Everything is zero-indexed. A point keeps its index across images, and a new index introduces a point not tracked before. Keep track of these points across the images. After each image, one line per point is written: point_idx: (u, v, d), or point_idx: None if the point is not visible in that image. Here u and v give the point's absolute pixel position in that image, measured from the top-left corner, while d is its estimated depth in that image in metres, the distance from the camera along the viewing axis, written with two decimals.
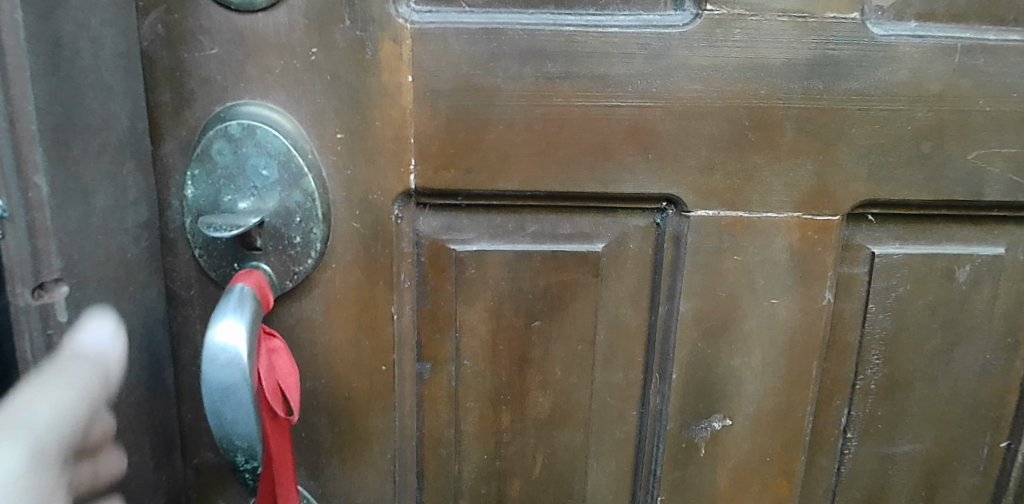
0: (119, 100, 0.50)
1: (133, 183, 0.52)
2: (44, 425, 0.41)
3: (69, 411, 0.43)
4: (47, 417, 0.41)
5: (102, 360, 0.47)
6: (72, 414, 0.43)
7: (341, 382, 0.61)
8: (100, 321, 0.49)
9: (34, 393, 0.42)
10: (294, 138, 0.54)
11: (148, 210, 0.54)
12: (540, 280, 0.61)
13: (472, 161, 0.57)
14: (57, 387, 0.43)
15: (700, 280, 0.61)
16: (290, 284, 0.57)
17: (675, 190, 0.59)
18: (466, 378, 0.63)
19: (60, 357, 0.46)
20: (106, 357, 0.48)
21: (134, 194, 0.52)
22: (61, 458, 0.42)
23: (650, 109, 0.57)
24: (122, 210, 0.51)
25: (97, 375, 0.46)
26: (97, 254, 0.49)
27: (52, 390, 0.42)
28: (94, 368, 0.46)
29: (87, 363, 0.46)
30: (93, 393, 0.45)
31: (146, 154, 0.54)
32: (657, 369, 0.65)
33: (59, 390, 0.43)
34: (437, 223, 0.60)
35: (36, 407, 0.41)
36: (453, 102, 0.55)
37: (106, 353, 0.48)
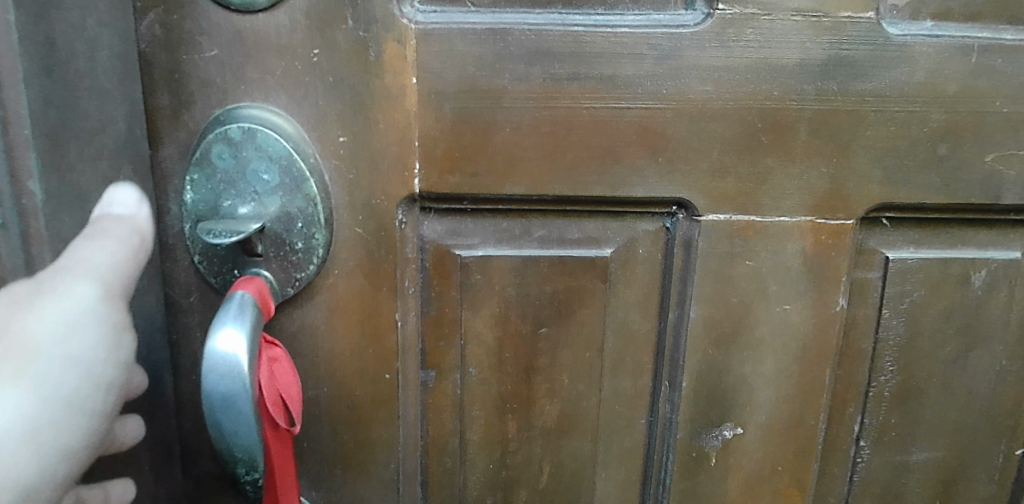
0: (115, 104, 0.49)
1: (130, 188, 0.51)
2: (86, 315, 0.42)
3: (107, 292, 0.44)
4: (90, 305, 0.43)
5: (133, 221, 0.47)
6: (113, 292, 0.44)
7: (344, 391, 0.60)
8: (126, 189, 0.48)
9: (75, 282, 0.42)
10: (295, 141, 0.53)
11: None
12: (547, 285, 0.60)
13: (478, 165, 0.55)
14: (92, 270, 0.43)
15: (711, 286, 0.60)
16: (291, 291, 0.55)
17: (686, 194, 0.57)
18: (472, 385, 0.62)
19: (95, 225, 0.46)
20: (134, 215, 0.47)
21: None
22: (110, 335, 0.44)
23: (660, 111, 0.55)
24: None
25: (127, 248, 0.45)
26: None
27: (87, 278, 0.43)
28: (128, 238, 0.46)
29: (117, 232, 0.46)
30: (125, 271, 0.45)
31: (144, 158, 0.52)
32: (666, 377, 0.63)
33: (93, 277, 0.43)
34: (441, 227, 0.58)
35: (78, 298, 0.42)
36: (458, 104, 0.54)
37: (136, 208, 0.48)
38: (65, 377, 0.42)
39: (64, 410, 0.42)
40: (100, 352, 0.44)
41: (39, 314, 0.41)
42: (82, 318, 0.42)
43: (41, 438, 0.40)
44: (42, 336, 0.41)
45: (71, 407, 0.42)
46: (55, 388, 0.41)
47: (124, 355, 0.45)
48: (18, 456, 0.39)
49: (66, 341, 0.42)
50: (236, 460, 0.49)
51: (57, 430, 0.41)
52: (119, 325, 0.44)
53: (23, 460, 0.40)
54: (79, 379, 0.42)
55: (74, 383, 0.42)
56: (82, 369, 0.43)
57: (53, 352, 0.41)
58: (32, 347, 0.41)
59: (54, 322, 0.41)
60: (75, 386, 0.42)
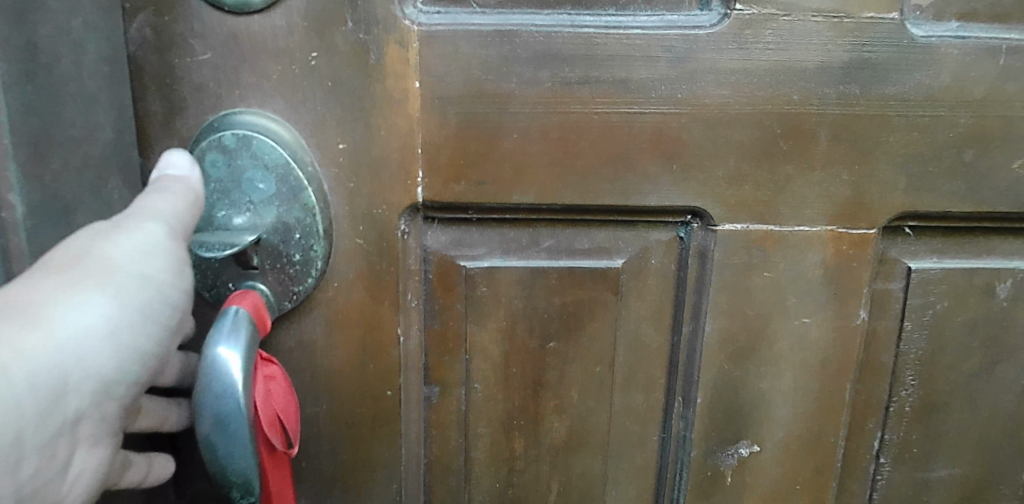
0: (102, 111, 0.47)
1: (119, 199, 0.49)
2: (158, 246, 0.44)
3: (173, 231, 0.45)
4: (161, 239, 0.44)
5: (189, 181, 0.48)
6: (178, 233, 0.46)
7: (344, 408, 0.57)
8: (179, 154, 0.49)
9: (145, 220, 0.44)
10: (292, 148, 0.50)
11: None
12: (556, 298, 0.57)
13: (484, 172, 0.53)
14: (157, 212, 0.45)
15: (728, 298, 0.57)
16: (288, 304, 0.53)
17: (701, 202, 0.55)
18: (477, 402, 0.60)
19: (156, 184, 0.47)
20: (190, 176, 0.49)
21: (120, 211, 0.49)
22: (180, 265, 0.45)
23: (675, 116, 0.53)
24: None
25: (186, 201, 0.47)
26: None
27: (154, 219, 0.45)
28: (185, 194, 0.47)
29: (177, 188, 0.47)
30: (187, 218, 0.47)
31: (134, 167, 0.50)
32: (680, 392, 0.61)
33: (158, 218, 0.45)
34: (446, 237, 0.56)
35: (149, 232, 0.44)
36: (463, 109, 0.51)
37: (191, 171, 0.49)
38: (141, 296, 0.43)
39: (140, 323, 0.43)
40: (174, 278, 0.45)
41: (116, 240, 0.43)
42: (154, 248, 0.44)
43: (117, 345, 0.42)
44: (120, 260, 0.42)
45: (144, 321, 0.44)
46: (132, 302, 0.43)
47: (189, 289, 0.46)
48: (102, 354, 0.41)
49: (141, 264, 0.43)
50: (230, 484, 0.46)
51: (133, 337, 0.43)
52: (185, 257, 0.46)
53: (104, 358, 0.41)
54: (154, 299, 0.44)
55: (147, 302, 0.44)
56: (155, 291, 0.44)
57: (131, 273, 0.43)
58: (112, 266, 0.42)
59: (130, 248, 0.43)
60: (148, 307, 0.44)
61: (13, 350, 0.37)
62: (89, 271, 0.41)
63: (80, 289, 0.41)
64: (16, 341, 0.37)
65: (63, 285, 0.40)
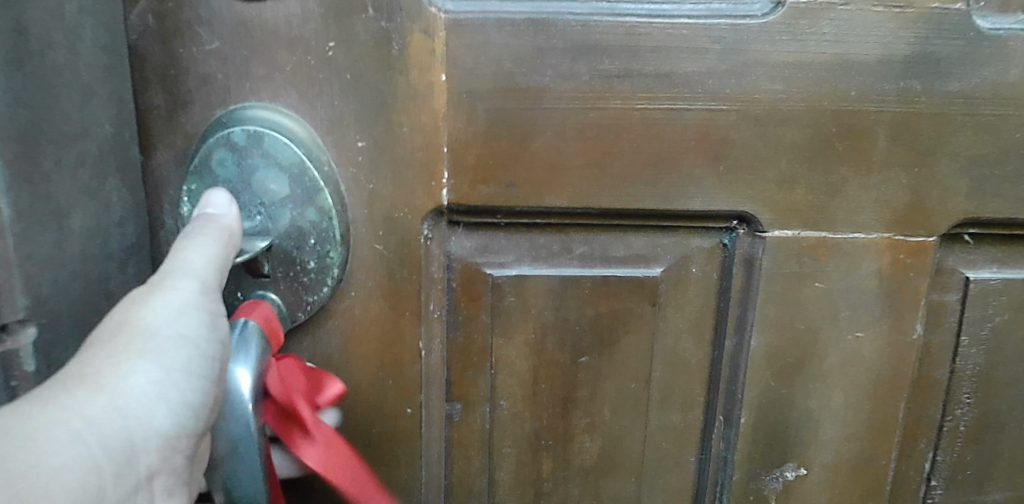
0: (99, 105, 0.43)
1: (118, 201, 0.45)
2: (192, 301, 0.40)
3: (207, 283, 0.41)
4: (194, 294, 0.40)
5: (224, 224, 0.43)
6: (213, 285, 0.41)
7: (361, 427, 0.53)
8: (218, 193, 0.45)
9: (178, 276, 0.40)
10: (308, 146, 0.46)
11: (136, 229, 0.47)
12: (589, 309, 0.53)
13: (515, 174, 0.48)
14: (191, 264, 0.41)
15: (775, 311, 0.53)
16: (302, 316, 0.49)
17: (749, 207, 0.51)
18: (503, 420, 0.55)
19: (189, 230, 0.42)
20: (226, 216, 0.44)
21: (119, 214, 0.45)
22: (217, 318, 0.41)
23: (722, 113, 0.48)
24: (107, 234, 0.44)
25: (221, 246, 0.42)
26: (75, 287, 0.41)
27: (188, 273, 0.40)
28: (215, 235, 0.42)
29: (211, 229, 0.42)
30: (222, 266, 0.42)
31: (134, 166, 0.46)
32: (721, 411, 0.56)
33: (192, 271, 0.41)
34: (471, 243, 0.52)
35: (182, 289, 0.40)
36: (492, 105, 0.47)
37: (228, 211, 0.44)
38: (186, 356, 0.39)
39: (191, 383, 0.39)
40: (215, 331, 0.41)
41: (149, 304, 0.39)
42: (190, 303, 0.40)
43: (171, 409, 0.38)
44: (156, 323, 0.38)
45: (196, 381, 0.39)
46: (178, 364, 0.39)
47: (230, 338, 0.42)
48: (154, 420, 0.37)
49: (180, 322, 0.39)
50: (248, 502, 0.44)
51: (186, 399, 0.39)
52: (220, 309, 0.41)
53: (157, 425, 0.37)
54: (199, 358, 0.40)
55: (194, 361, 0.39)
56: (200, 348, 0.40)
57: (170, 335, 0.39)
58: (148, 331, 0.38)
59: (166, 308, 0.39)
60: (198, 367, 0.39)
61: (72, 421, 0.34)
62: (122, 342, 0.37)
63: (120, 360, 0.37)
64: (70, 414, 0.34)
65: (101, 360, 0.36)
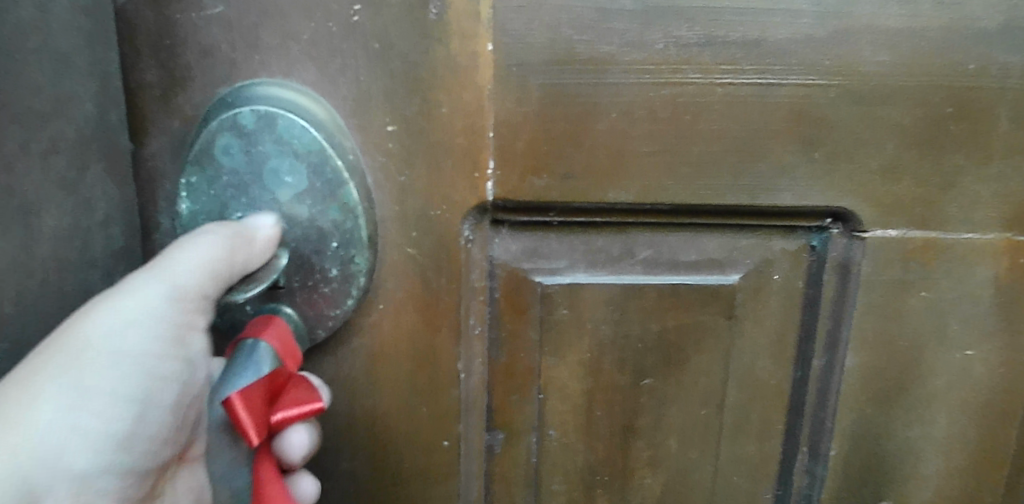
0: (78, 79, 0.35)
1: (103, 196, 0.37)
2: (154, 315, 0.37)
3: (185, 294, 0.37)
4: (160, 307, 0.37)
5: (247, 231, 0.37)
6: (193, 295, 0.37)
7: (388, 462, 0.45)
8: (263, 215, 0.39)
9: (149, 280, 0.36)
10: (329, 130, 0.39)
11: (125, 230, 0.39)
12: (655, 323, 0.45)
13: (573, 162, 0.41)
14: (170, 269, 0.36)
15: (874, 325, 0.45)
16: (322, 334, 0.42)
17: (847, 202, 0.43)
18: (551, 452, 0.48)
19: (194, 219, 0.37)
20: (256, 230, 0.38)
21: (104, 212, 0.38)
22: (183, 333, 0.38)
23: (820, 89, 0.41)
24: (90, 235, 0.36)
25: (223, 254, 0.36)
26: None
27: (163, 280, 0.36)
28: (221, 239, 0.36)
29: (224, 231, 0.37)
30: (218, 277, 0.37)
31: (122, 153, 0.39)
32: (805, 441, 0.49)
33: (169, 278, 0.36)
34: (517, 247, 0.44)
35: (146, 299, 0.36)
36: (547, 80, 0.39)
37: (264, 227, 0.38)
38: (127, 375, 0.37)
39: (128, 406, 0.37)
40: (175, 349, 0.38)
41: (102, 313, 0.35)
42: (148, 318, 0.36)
43: (94, 437, 0.36)
44: (105, 337, 0.36)
45: (134, 405, 0.37)
46: (115, 384, 0.36)
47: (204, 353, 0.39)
48: (71, 447, 0.35)
49: (129, 337, 0.36)
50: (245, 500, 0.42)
51: (116, 423, 0.36)
52: (198, 321, 0.39)
53: (69, 461, 0.35)
54: (144, 378, 0.37)
55: (139, 382, 0.37)
56: (146, 366, 0.37)
57: (115, 350, 0.36)
58: (92, 345, 0.35)
59: (118, 322, 0.36)
60: (141, 387, 0.37)
61: None
62: (56, 359, 0.34)
63: (48, 379, 0.34)
64: None
65: (26, 378, 0.34)
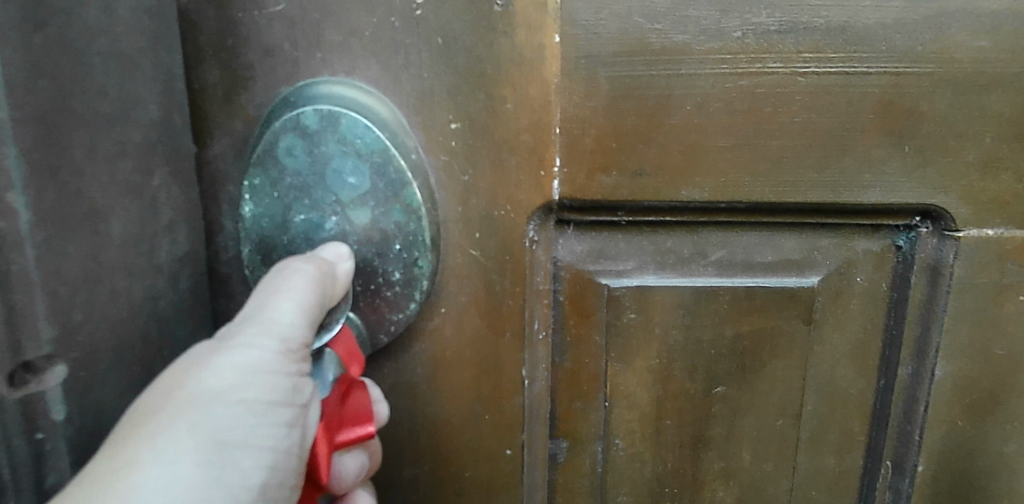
0: (144, 80, 0.35)
1: (167, 200, 0.37)
2: (265, 364, 0.35)
3: (289, 338, 0.36)
4: (269, 353, 0.36)
5: (325, 265, 0.37)
6: (296, 340, 0.37)
7: (452, 471, 0.44)
8: (335, 245, 0.38)
9: (255, 329, 0.36)
10: (391, 129, 0.38)
11: (188, 234, 0.39)
12: (729, 327, 0.43)
13: (645, 159, 0.39)
14: (273, 314, 0.36)
15: (967, 331, 0.42)
16: (384, 340, 0.41)
17: (940, 199, 0.40)
18: (617, 463, 0.46)
19: (280, 264, 0.37)
20: (335, 263, 0.38)
21: (169, 216, 0.37)
22: (296, 379, 0.36)
23: (911, 77, 0.38)
24: (156, 241, 0.36)
25: (314, 287, 0.36)
26: (115, 309, 0.33)
27: (267, 327, 0.36)
28: (312, 274, 0.36)
29: (308, 266, 0.36)
30: (312, 313, 0.37)
31: (186, 156, 0.38)
32: (889, 455, 0.46)
33: (272, 323, 0.36)
34: (584, 248, 0.42)
35: (254, 348, 0.35)
36: (617, 72, 0.38)
37: (343, 258, 0.38)
38: (248, 429, 0.35)
39: (257, 459, 0.35)
40: (293, 395, 0.36)
41: (211, 365, 0.34)
42: (260, 366, 0.35)
43: (229, 493, 0.33)
44: (216, 390, 0.34)
45: (262, 459, 0.35)
46: (236, 438, 0.34)
47: (313, 394, 0.38)
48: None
49: (245, 388, 0.35)
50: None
51: (249, 477, 0.34)
52: (303, 366, 0.37)
53: None
54: (268, 429, 0.35)
55: (260, 434, 0.35)
56: (269, 416, 0.35)
57: (229, 404, 0.34)
58: (207, 400, 0.34)
59: (230, 371, 0.35)
60: (267, 439, 0.35)
61: None
62: (178, 414, 0.33)
63: (169, 439, 0.32)
64: None
65: (145, 441, 0.32)
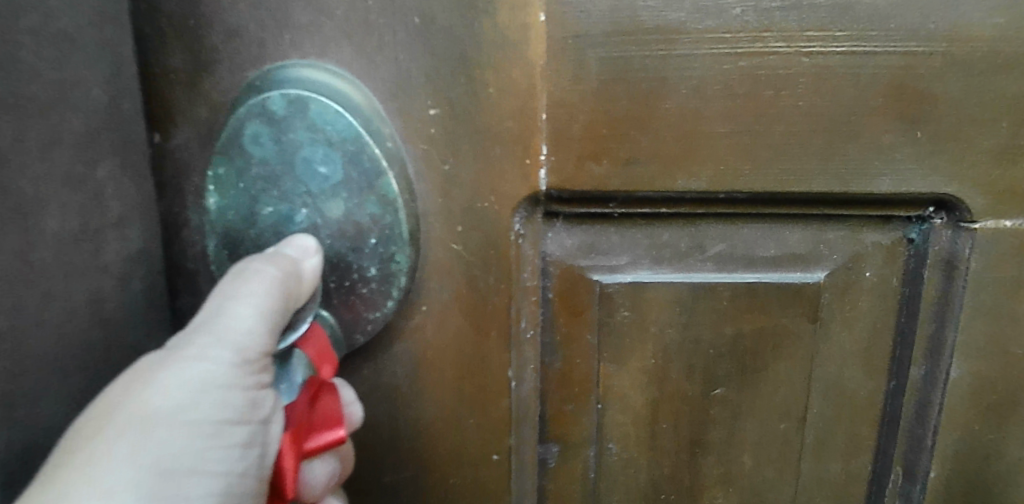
0: (88, 61, 0.32)
1: (115, 192, 0.34)
2: (221, 377, 0.34)
3: (246, 349, 0.35)
4: (226, 364, 0.34)
5: (291, 263, 0.35)
6: (255, 350, 0.35)
7: (435, 477, 0.42)
8: (303, 237, 0.36)
9: (207, 341, 0.34)
10: (365, 115, 0.35)
11: (140, 230, 0.36)
12: (729, 326, 0.41)
13: (637, 146, 0.37)
14: (231, 323, 0.34)
15: (984, 330, 0.39)
16: (360, 339, 0.38)
17: (955, 189, 0.37)
18: (611, 468, 0.43)
19: (239, 267, 0.35)
20: (301, 259, 0.35)
21: (117, 211, 0.34)
22: (253, 393, 0.35)
23: (925, 57, 0.35)
24: (102, 238, 0.33)
25: (276, 295, 0.34)
26: (52, 312, 0.31)
27: (224, 337, 0.34)
28: (271, 276, 0.34)
29: (270, 268, 0.34)
30: (272, 322, 0.35)
31: (139, 145, 0.36)
32: (898, 460, 0.43)
33: (229, 332, 0.34)
34: (573, 242, 0.40)
35: (210, 360, 0.34)
36: (606, 53, 0.35)
37: (309, 252, 0.35)
38: (201, 445, 0.33)
39: (210, 476, 0.34)
40: (250, 409, 0.35)
41: (164, 378, 0.33)
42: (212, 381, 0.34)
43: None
44: (168, 405, 0.33)
45: (214, 477, 0.34)
46: (189, 456, 0.33)
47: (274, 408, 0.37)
48: None
49: (199, 401, 0.34)
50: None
51: (201, 495, 0.33)
52: (262, 377, 0.36)
53: None
54: (222, 444, 0.34)
55: (212, 452, 0.34)
56: (223, 431, 0.34)
57: (182, 419, 0.33)
58: (158, 415, 0.32)
59: (184, 384, 0.33)
60: (220, 455, 0.34)
61: None
62: (127, 431, 0.31)
63: (118, 458, 0.31)
64: None
65: (92, 461, 0.30)
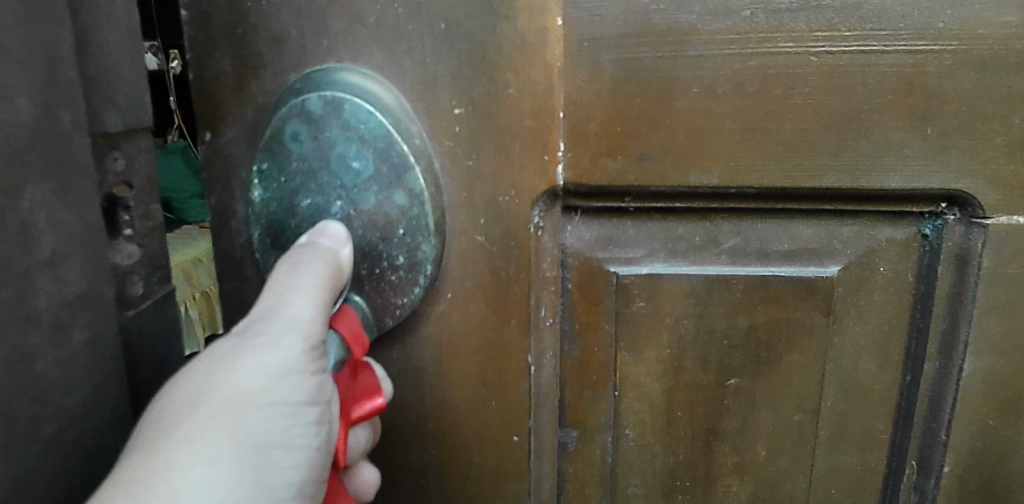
0: (17, 81, 0.30)
1: (48, 225, 0.32)
2: (291, 362, 0.37)
3: (309, 336, 0.38)
4: (294, 351, 0.37)
5: (331, 255, 0.38)
6: (316, 336, 0.38)
7: (460, 456, 0.44)
8: (334, 225, 0.38)
9: (276, 330, 0.37)
10: (395, 114, 0.38)
11: (82, 262, 0.34)
12: (743, 317, 0.42)
13: (650, 143, 0.38)
14: (293, 313, 0.37)
15: (998, 325, 0.40)
16: (390, 322, 0.41)
17: (966, 185, 0.38)
18: (628, 454, 0.45)
19: (290, 261, 0.38)
20: (336, 248, 0.38)
21: (51, 248, 0.32)
22: (320, 376, 0.38)
23: (933, 55, 0.36)
24: (30, 280, 0.31)
25: (326, 283, 0.37)
26: None
27: (289, 326, 0.37)
28: (320, 269, 0.37)
29: (319, 262, 0.37)
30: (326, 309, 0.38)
31: (81, 172, 0.34)
32: (914, 454, 0.44)
33: (292, 322, 0.37)
34: (592, 234, 0.42)
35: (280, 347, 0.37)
36: (620, 54, 0.37)
37: (341, 242, 0.38)
38: (281, 425, 0.36)
39: (291, 453, 0.36)
40: (318, 391, 0.38)
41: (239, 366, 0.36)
42: (283, 366, 0.37)
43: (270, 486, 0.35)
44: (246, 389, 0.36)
45: (295, 455, 0.37)
46: (269, 434, 0.36)
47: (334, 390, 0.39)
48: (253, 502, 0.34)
49: (273, 385, 0.37)
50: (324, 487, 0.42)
51: (286, 470, 0.36)
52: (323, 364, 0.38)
53: None
54: (300, 424, 0.37)
55: (292, 431, 0.37)
56: (300, 412, 0.37)
57: (259, 401, 0.36)
58: (237, 398, 0.36)
59: (257, 370, 0.37)
60: (297, 434, 0.37)
61: None
62: (212, 413, 0.35)
63: (207, 437, 0.34)
64: None
65: (184, 439, 0.34)
